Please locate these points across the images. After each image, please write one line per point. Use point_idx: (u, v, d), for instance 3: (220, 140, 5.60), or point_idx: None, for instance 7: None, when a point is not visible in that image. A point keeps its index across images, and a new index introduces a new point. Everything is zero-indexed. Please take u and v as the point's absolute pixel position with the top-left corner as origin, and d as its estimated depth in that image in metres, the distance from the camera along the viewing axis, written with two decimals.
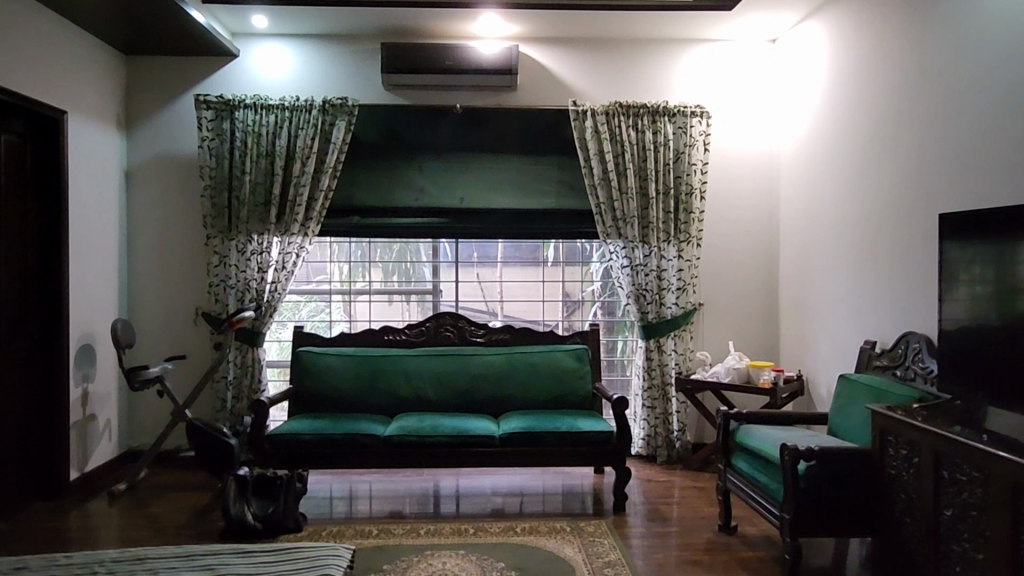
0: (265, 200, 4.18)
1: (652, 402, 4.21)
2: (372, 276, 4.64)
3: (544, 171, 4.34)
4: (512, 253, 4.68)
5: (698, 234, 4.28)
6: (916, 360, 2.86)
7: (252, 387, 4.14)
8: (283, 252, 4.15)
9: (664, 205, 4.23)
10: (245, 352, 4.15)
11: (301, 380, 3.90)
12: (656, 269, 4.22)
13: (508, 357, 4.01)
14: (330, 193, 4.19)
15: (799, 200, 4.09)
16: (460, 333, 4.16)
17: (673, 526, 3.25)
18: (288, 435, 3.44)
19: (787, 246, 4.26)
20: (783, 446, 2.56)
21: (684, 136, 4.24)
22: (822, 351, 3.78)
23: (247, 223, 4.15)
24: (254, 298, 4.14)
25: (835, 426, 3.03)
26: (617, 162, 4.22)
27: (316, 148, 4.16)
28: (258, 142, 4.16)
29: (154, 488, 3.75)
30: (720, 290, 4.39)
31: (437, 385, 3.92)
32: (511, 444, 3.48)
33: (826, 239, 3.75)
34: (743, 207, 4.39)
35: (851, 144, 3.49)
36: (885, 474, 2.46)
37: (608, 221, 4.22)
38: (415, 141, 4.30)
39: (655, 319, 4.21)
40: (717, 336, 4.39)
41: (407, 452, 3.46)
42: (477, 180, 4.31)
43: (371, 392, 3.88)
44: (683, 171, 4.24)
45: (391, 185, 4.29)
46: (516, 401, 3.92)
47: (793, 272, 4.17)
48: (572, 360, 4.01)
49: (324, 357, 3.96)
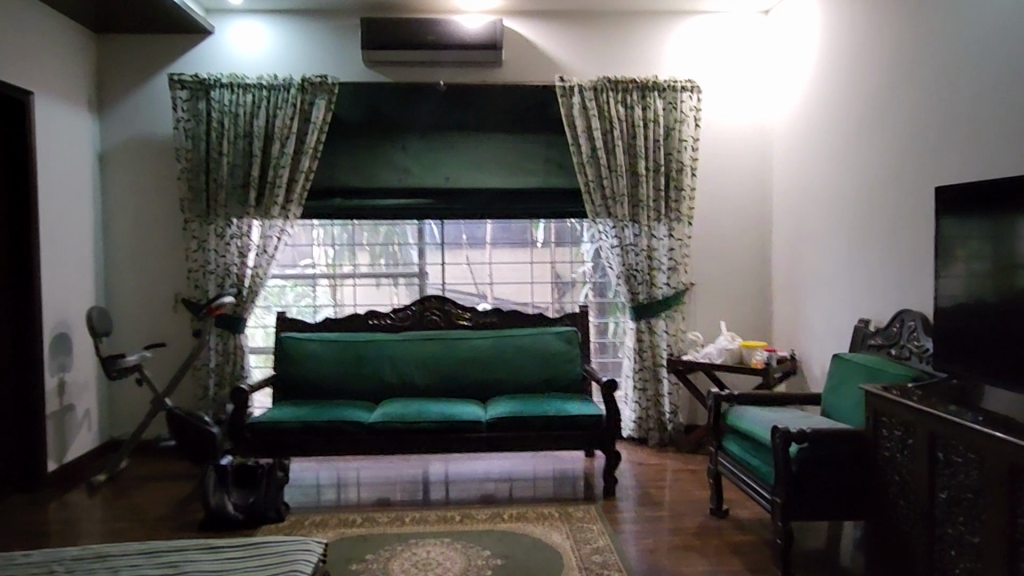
0: (244, 182, 4.06)
1: (643, 384, 4.14)
2: (358, 259, 4.54)
3: (530, 149, 4.22)
4: (500, 234, 4.58)
5: (689, 212, 4.18)
6: (911, 339, 2.78)
7: (235, 374, 4.05)
8: (264, 235, 4.04)
9: (654, 183, 4.13)
10: (226, 339, 4.05)
11: (284, 366, 3.82)
12: (646, 249, 4.13)
13: (496, 340, 3.93)
14: (311, 174, 4.07)
15: (793, 176, 3.98)
16: (447, 317, 4.08)
17: (664, 511, 3.19)
18: (270, 423, 3.36)
19: (781, 223, 4.15)
20: (774, 428, 2.49)
21: (675, 111, 4.12)
22: (816, 330, 3.70)
23: (225, 206, 4.03)
24: (234, 283, 4.03)
25: (828, 407, 2.95)
26: (606, 140, 4.11)
27: (295, 128, 4.03)
28: (235, 123, 4.03)
29: (136, 479, 3.68)
30: (713, 269, 4.30)
31: (424, 370, 3.84)
32: (499, 429, 3.40)
33: (820, 216, 3.66)
34: (735, 183, 4.29)
35: (846, 117, 3.38)
36: (878, 456, 2.39)
37: (597, 200, 4.12)
38: (398, 119, 4.17)
39: (645, 300, 4.13)
40: (710, 316, 4.30)
41: (392, 439, 3.39)
42: (463, 159, 4.20)
43: (356, 378, 3.80)
44: (674, 148, 4.13)
45: (373, 165, 4.17)
46: (504, 385, 3.84)
47: (786, 249, 4.08)
48: (561, 342, 3.93)
49: (308, 342, 3.87)
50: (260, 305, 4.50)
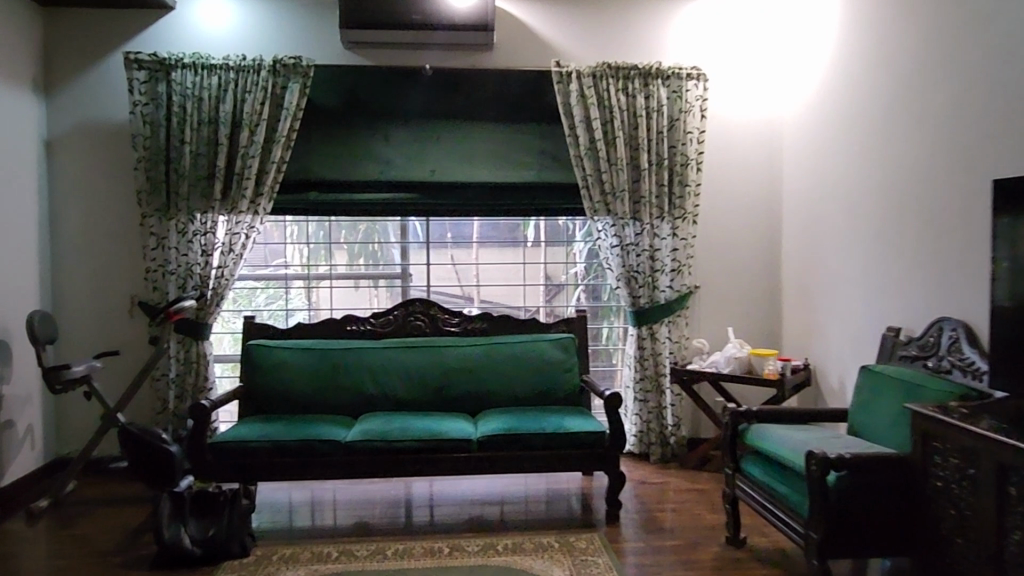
0: (208, 173, 3.68)
1: (645, 396, 3.83)
2: (336, 260, 4.18)
3: (523, 140, 3.90)
4: (489, 232, 4.25)
5: (694, 209, 3.88)
6: (952, 350, 2.50)
7: (198, 386, 3.67)
8: (230, 232, 3.66)
9: (657, 178, 3.83)
10: (189, 347, 3.67)
11: (252, 377, 3.45)
12: (648, 249, 3.83)
13: (487, 348, 3.59)
14: (283, 165, 3.70)
15: (807, 170, 3.70)
16: (433, 323, 3.74)
17: (674, 539, 2.88)
18: (235, 442, 3.00)
19: (791, 221, 3.87)
20: (810, 454, 2.20)
21: (680, 101, 3.83)
22: (833, 338, 3.42)
23: (188, 200, 3.65)
24: (198, 285, 3.65)
25: (860, 425, 2.68)
26: (605, 130, 3.80)
27: (266, 115, 3.66)
28: (199, 108, 3.65)
29: (84, 503, 3.29)
30: (718, 271, 4.01)
31: (408, 381, 3.50)
32: (491, 448, 3.07)
33: (839, 214, 3.38)
34: (741, 178, 4.00)
35: (872, 106, 3.10)
36: (929, 486, 2.11)
37: (595, 195, 3.81)
38: (379, 106, 3.82)
39: (647, 304, 3.83)
40: (715, 322, 4.01)
41: (372, 460, 3.04)
42: (449, 151, 3.86)
43: (332, 390, 3.44)
44: (678, 140, 3.83)
45: (352, 156, 3.81)
46: (495, 398, 3.51)
47: (798, 250, 3.80)
48: (558, 350, 3.61)
49: (280, 351, 3.51)
50: (228, 308, 4.13)
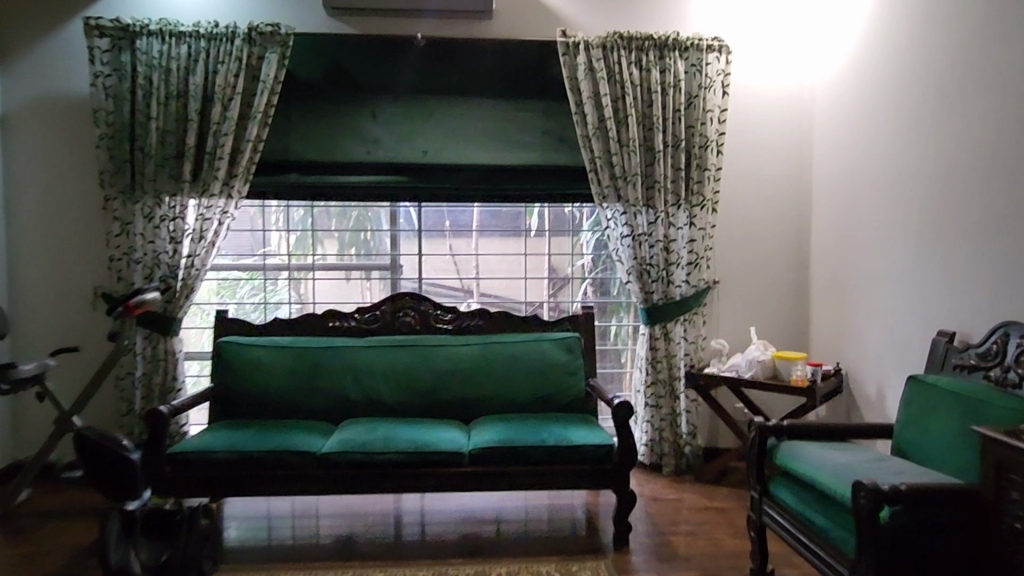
0: (178, 152, 3.34)
1: (657, 401, 3.48)
2: (324, 248, 3.85)
3: (526, 118, 3.53)
4: (490, 220, 3.90)
5: (714, 196, 3.50)
6: (1021, 360, 2.13)
7: (166, 386, 3.34)
8: (201, 217, 3.33)
9: (674, 161, 3.46)
10: (155, 343, 3.34)
11: (223, 377, 3.13)
12: (662, 239, 3.47)
13: (483, 349, 3.25)
14: (260, 144, 3.36)
15: (843, 154, 3.32)
16: (424, 319, 3.39)
17: (691, 569, 2.54)
18: (198, 452, 2.67)
19: (823, 211, 3.49)
20: (858, 483, 1.85)
21: (699, 75, 3.45)
22: (872, 341, 3.05)
23: (155, 181, 3.31)
24: (166, 275, 3.32)
25: (909, 445, 2.32)
26: (616, 108, 3.43)
27: (240, 88, 3.31)
28: (168, 80, 3.30)
29: (36, 515, 2.98)
30: (741, 265, 3.64)
31: (395, 384, 3.16)
32: (485, 461, 2.73)
33: (882, 202, 3.00)
34: (766, 162, 3.61)
35: (924, 80, 2.73)
36: (1004, 527, 1.75)
37: (604, 179, 3.44)
38: (367, 80, 3.46)
39: (661, 301, 3.47)
40: (736, 321, 3.64)
41: (350, 474, 2.70)
42: (445, 130, 3.50)
43: (311, 394, 3.11)
44: (697, 120, 3.46)
45: (336, 135, 3.46)
46: (491, 404, 3.16)
47: (830, 242, 3.42)
48: (561, 351, 3.26)
49: (255, 350, 3.19)
50: (212, 301, 3.82)
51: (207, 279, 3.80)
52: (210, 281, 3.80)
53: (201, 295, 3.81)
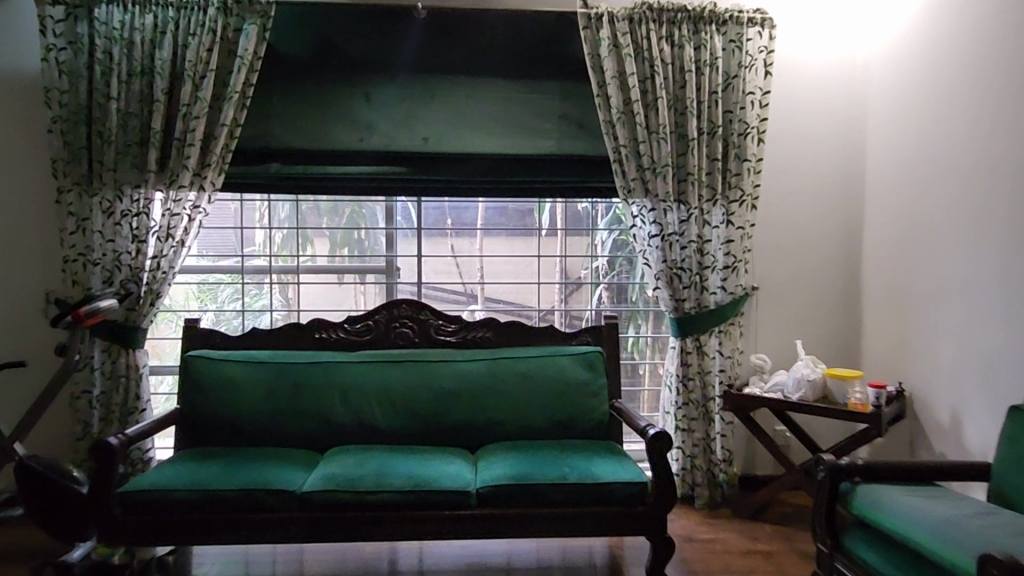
0: (141, 138, 2.90)
1: (689, 425, 3.05)
2: (312, 248, 3.42)
3: (540, 101, 3.11)
4: (497, 218, 3.48)
5: (754, 190, 3.08)
6: None
7: (128, 407, 2.91)
8: (168, 213, 2.90)
9: (709, 150, 3.04)
10: (116, 357, 2.92)
11: (190, 398, 2.71)
12: (696, 239, 3.05)
13: (492, 365, 2.83)
14: (236, 128, 2.93)
15: (905, 144, 2.90)
16: (423, 329, 2.97)
17: None
18: (155, 491, 2.24)
19: (882, 206, 3.06)
20: (987, 558, 1.43)
21: (738, 52, 3.03)
22: (944, 358, 2.62)
23: (115, 171, 2.88)
24: (128, 278, 2.90)
25: (1017, 493, 1.90)
26: (644, 89, 3.01)
27: (214, 64, 2.89)
28: (130, 55, 2.88)
29: None
30: (784, 268, 3.20)
31: (390, 407, 2.73)
32: (495, 502, 2.31)
33: (957, 196, 2.57)
34: (814, 153, 3.18)
35: (1014, 49, 2.30)
36: None
37: (630, 171, 3.02)
38: (360, 57, 3.03)
39: (694, 310, 3.05)
40: (778, 332, 3.22)
41: (335, 517, 2.28)
42: (448, 113, 3.08)
43: (292, 417, 2.69)
44: (735, 103, 3.04)
45: (325, 119, 3.03)
46: (501, 429, 2.74)
47: (890, 242, 2.99)
48: (581, 368, 2.84)
49: (229, 366, 2.76)
50: (192, 309, 3.41)
51: (181, 283, 3.38)
52: (186, 285, 3.38)
53: (177, 301, 3.40)
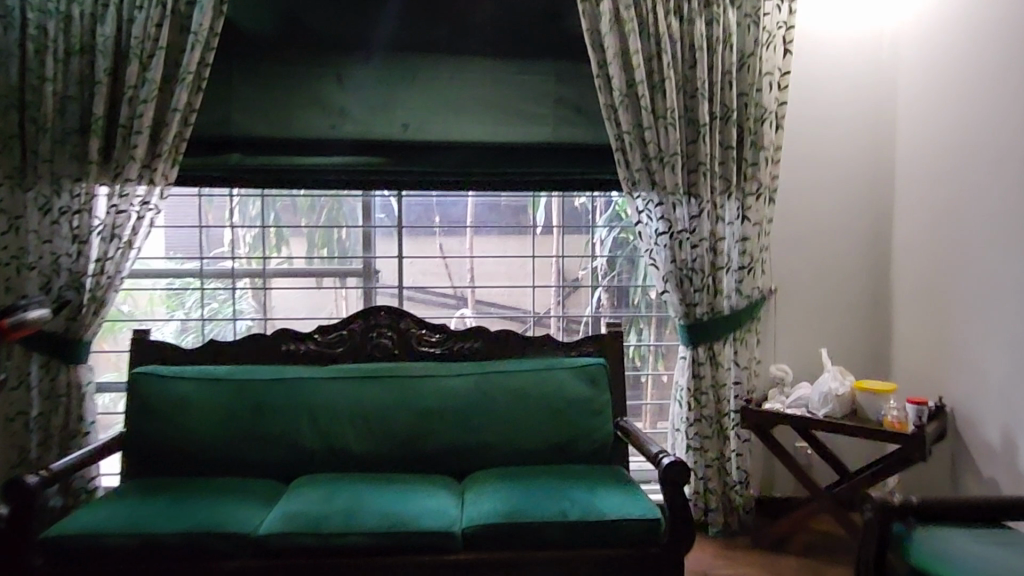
0: (81, 125, 2.56)
1: (702, 444, 2.74)
2: (286, 250, 3.08)
3: (533, 84, 2.79)
4: (488, 215, 3.15)
5: (772, 181, 2.76)
6: None
7: (69, 430, 2.57)
8: (114, 210, 2.56)
9: (722, 137, 2.73)
10: (55, 374, 2.57)
11: (136, 421, 2.37)
12: (708, 237, 2.73)
13: (481, 380, 2.50)
14: (191, 114, 2.59)
15: (941, 129, 2.59)
16: (403, 340, 2.64)
17: None
18: (85, 536, 1.91)
19: (914, 198, 2.74)
20: None
21: (755, 27, 2.71)
22: (992, 370, 2.31)
23: (51, 163, 2.53)
24: (69, 284, 2.55)
25: None
26: (650, 68, 2.69)
27: (164, 41, 2.55)
28: (67, 31, 2.53)
29: None
30: (804, 268, 2.89)
31: (365, 430, 2.41)
32: (485, 544, 1.99)
33: (1006, 186, 2.26)
34: (837, 140, 2.87)
35: None
36: None
37: (635, 161, 2.69)
38: (331, 34, 2.70)
39: (706, 316, 2.74)
40: (799, 339, 2.91)
41: (299, 563, 1.96)
42: (431, 98, 2.75)
43: (253, 443, 2.36)
44: (751, 84, 2.72)
45: (292, 104, 2.70)
46: (492, 454, 2.42)
47: (925, 238, 2.68)
48: (582, 384, 2.52)
49: (181, 384, 2.42)
50: (157, 318, 3.07)
51: (143, 288, 3.04)
52: (150, 290, 3.05)
53: (140, 308, 3.06)
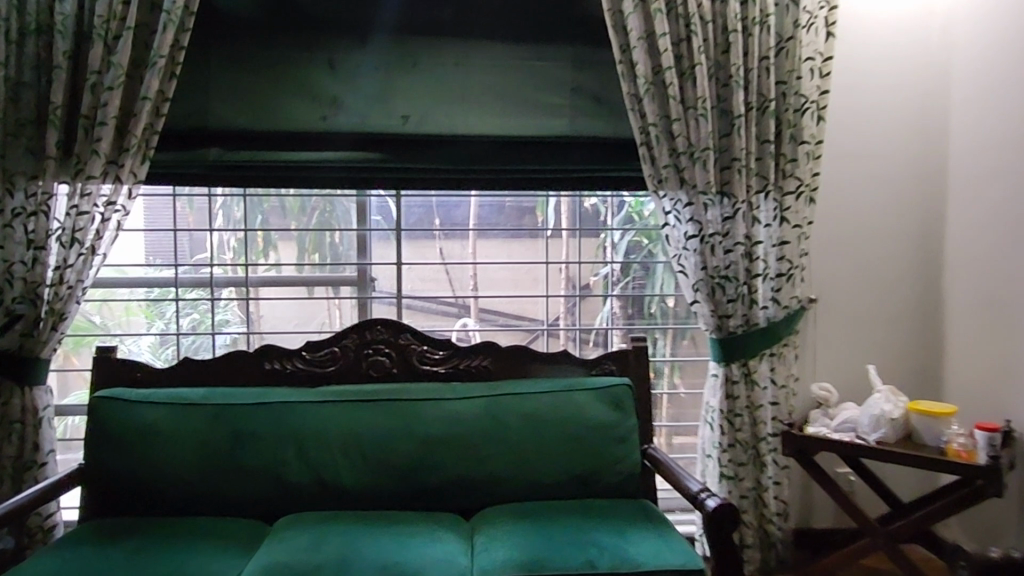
0: (38, 116, 2.27)
1: (736, 472, 2.46)
2: (273, 256, 2.79)
3: (546, 71, 2.50)
4: (494, 217, 2.87)
5: (812, 179, 2.48)
6: None
7: (24, 461, 2.27)
8: (74, 211, 2.25)
9: (757, 130, 2.45)
10: (6, 398, 2.27)
11: (98, 452, 2.07)
12: (743, 241, 2.45)
13: (490, 404, 2.21)
14: (163, 103, 2.30)
15: (1003, 118, 2.29)
16: (403, 358, 2.35)
17: None
18: None
19: (970, 197, 2.46)
20: None
21: (794, 8, 2.43)
22: None
23: (4, 159, 2.24)
24: (22, 295, 2.25)
25: None
26: (678, 53, 2.41)
27: (131, 20, 2.26)
28: (22, 8, 2.24)
29: None
30: (846, 276, 2.61)
31: (359, 461, 2.11)
32: None
33: None
34: (882, 134, 2.59)
35: None
36: None
37: (662, 156, 2.41)
38: (321, 15, 2.41)
39: (740, 329, 2.46)
40: (840, 353, 2.63)
41: None
42: (432, 86, 2.46)
43: (232, 477, 2.06)
44: (790, 71, 2.44)
45: (277, 93, 2.41)
46: (503, 488, 2.13)
47: (983, 242, 2.39)
48: (605, 407, 2.23)
49: (150, 409, 2.12)
50: (128, 332, 2.77)
51: (118, 298, 2.74)
52: (125, 300, 2.75)
53: (113, 319, 2.76)
